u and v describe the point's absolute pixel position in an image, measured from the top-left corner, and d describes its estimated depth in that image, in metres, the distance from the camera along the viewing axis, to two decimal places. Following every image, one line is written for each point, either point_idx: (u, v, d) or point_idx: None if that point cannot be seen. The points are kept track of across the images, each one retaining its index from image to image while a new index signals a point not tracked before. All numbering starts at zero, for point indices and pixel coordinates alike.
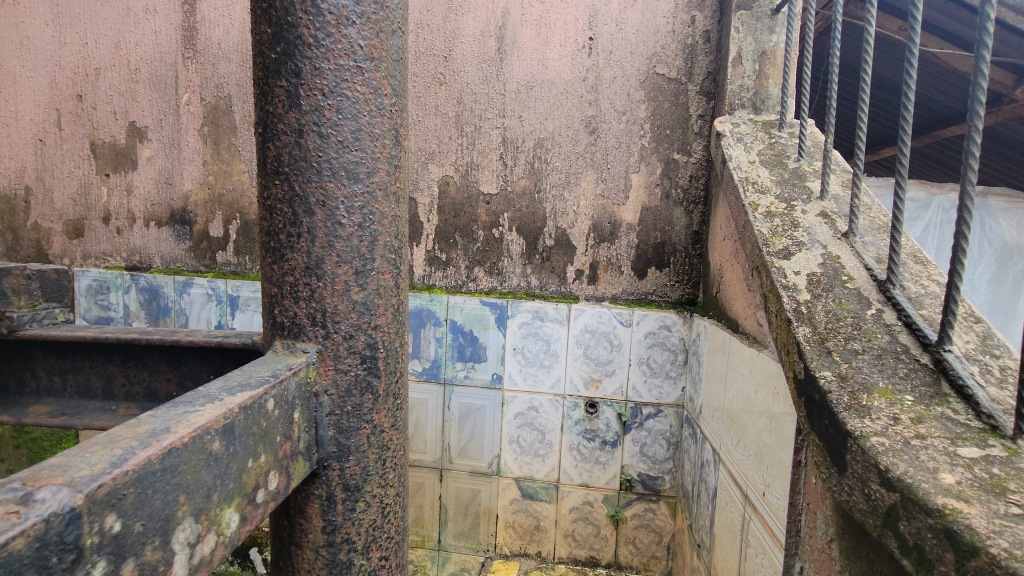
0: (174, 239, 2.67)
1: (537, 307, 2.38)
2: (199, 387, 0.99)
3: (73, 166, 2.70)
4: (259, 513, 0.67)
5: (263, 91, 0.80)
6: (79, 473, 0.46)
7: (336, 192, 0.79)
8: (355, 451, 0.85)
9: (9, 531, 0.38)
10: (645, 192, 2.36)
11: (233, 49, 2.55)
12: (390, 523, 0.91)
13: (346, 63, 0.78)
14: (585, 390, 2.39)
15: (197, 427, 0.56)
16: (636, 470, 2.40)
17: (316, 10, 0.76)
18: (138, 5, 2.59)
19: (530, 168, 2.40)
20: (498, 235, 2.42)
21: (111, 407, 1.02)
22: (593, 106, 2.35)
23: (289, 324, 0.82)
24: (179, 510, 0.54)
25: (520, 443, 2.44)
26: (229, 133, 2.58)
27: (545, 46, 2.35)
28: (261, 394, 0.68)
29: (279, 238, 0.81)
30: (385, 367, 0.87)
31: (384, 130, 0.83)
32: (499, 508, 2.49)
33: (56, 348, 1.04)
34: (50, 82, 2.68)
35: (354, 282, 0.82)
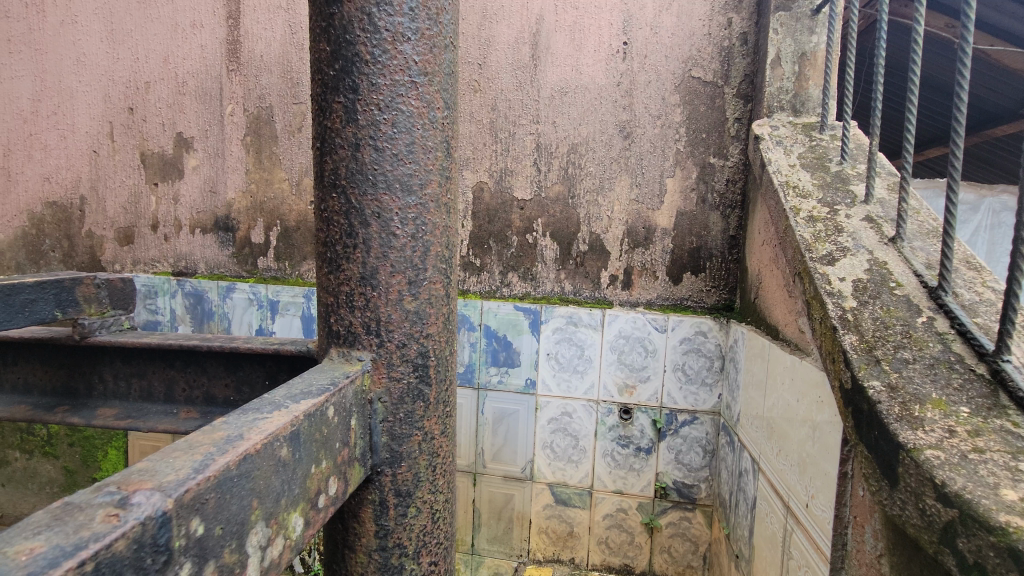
0: (217, 245, 2.76)
1: (571, 312, 2.37)
2: (254, 392, 1.02)
3: (124, 175, 2.82)
4: (321, 517, 0.69)
5: (321, 107, 0.82)
6: (166, 478, 0.48)
7: (390, 204, 0.81)
8: (407, 458, 0.86)
9: (112, 533, 0.40)
10: (680, 197, 2.34)
11: (275, 61, 2.62)
12: (439, 529, 0.93)
13: (402, 78, 0.80)
14: (619, 396, 2.37)
15: (268, 434, 0.58)
16: (671, 477, 2.37)
17: (373, 28, 0.78)
18: (185, 20, 2.70)
19: (563, 173, 2.40)
20: (532, 240, 2.43)
21: (172, 410, 1.07)
22: (628, 111, 2.34)
23: (344, 332, 0.84)
24: (252, 514, 0.56)
25: (553, 448, 2.44)
26: (270, 142, 2.66)
27: (579, 52, 2.35)
28: (323, 401, 0.70)
29: (336, 249, 0.84)
30: (435, 375, 0.89)
31: (436, 142, 0.85)
32: (532, 513, 2.49)
33: (121, 353, 1.09)
34: (104, 96, 2.81)
35: (408, 291, 0.84)
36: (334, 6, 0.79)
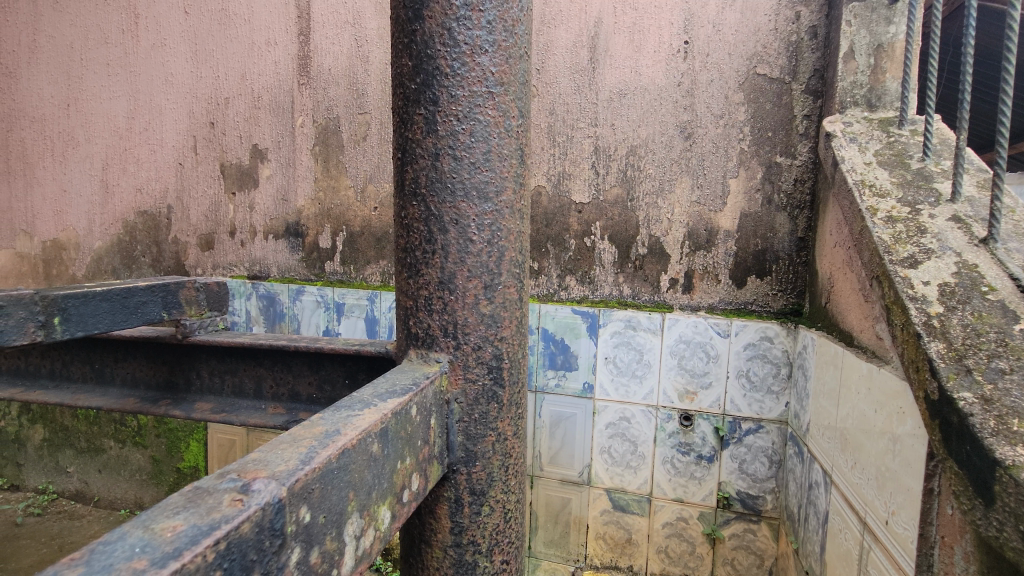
0: (289, 250, 2.91)
1: (629, 316, 2.35)
2: (335, 391, 1.07)
3: (205, 185, 3.02)
4: (406, 511, 0.72)
5: (402, 119, 0.86)
6: (278, 468, 0.52)
7: (468, 211, 0.84)
8: (481, 457, 0.88)
9: (238, 516, 0.44)
10: (745, 198, 2.27)
11: (342, 74, 2.75)
12: (511, 528, 0.95)
13: (479, 89, 0.82)
14: (680, 402, 2.32)
15: (362, 430, 0.62)
16: (734, 487, 2.30)
17: (453, 41, 0.81)
18: (260, 38, 2.86)
19: (622, 176, 2.38)
20: (590, 243, 2.42)
21: (261, 406, 1.14)
22: (689, 111, 2.30)
23: (422, 335, 0.88)
24: (349, 505, 0.59)
25: (611, 454, 2.41)
26: (337, 151, 2.78)
27: (638, 53, 2.33)
28: (407, 401, 0.73)
29: (415, 255, 0.87)
30: (508, 377, 0.91)
31: (511, 150, 0.87)
32: (590, 518, 2.48)
33: (216, 352, 1.18)
34: (189, 112, 3.02)
35: (483, 295, 0.86)
36: (415, 22, 0.83)
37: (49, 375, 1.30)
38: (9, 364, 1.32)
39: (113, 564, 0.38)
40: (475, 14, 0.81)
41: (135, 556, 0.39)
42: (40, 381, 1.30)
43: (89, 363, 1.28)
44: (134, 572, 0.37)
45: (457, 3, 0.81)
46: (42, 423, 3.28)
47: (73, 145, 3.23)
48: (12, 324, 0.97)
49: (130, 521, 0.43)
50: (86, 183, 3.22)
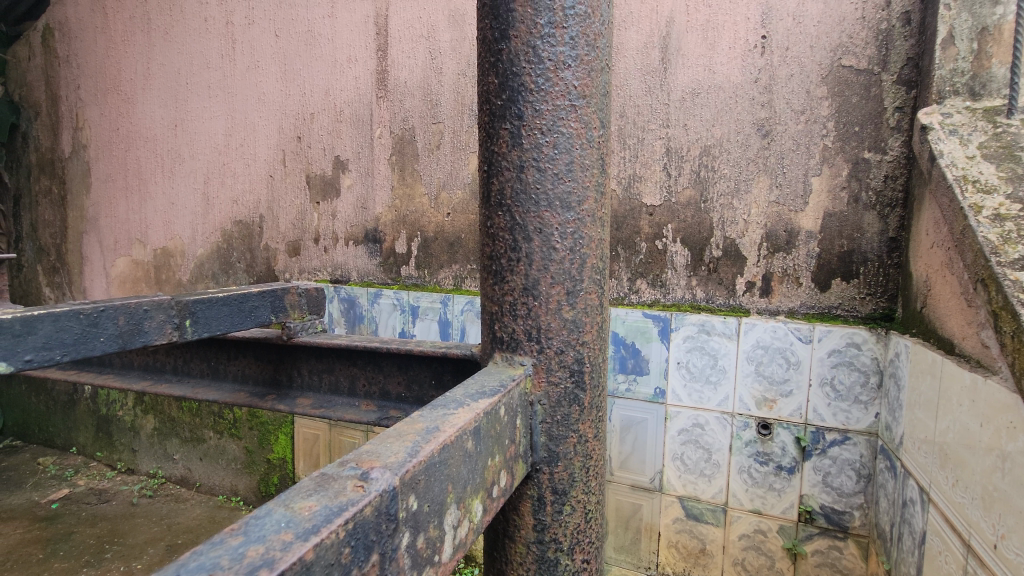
0: (368, 255, 3.07)
1: (703, 320, 2.30)
2: (422, 390, 1.14)
3: (294, 196, 3.24)
4: (495, 506, 0.76)
5: (488, 134, 0.90)
6: (389, 459, 0.57)
7: (551, 220, 0.87)
8: (564, 458, 0.91)
9: (361, 500, 0.50)
10: (829, 197, 2.16)
11: (417, 86, 2.87)
12: (592, 529, 0.97)
13: (562, 103, 0.86)
14: (758, 410, 2.24)
15: (459, 427, 0.66)
16: (818, 502, 2.19)
17: (537, 59, 0.85)
18: (342, 56, 3.04)
19: (696, 177, 2.33)
20: (662, 246, 2.39)
21: (355, 403, 1.23)
22: (766, 108, 2.22)
23: (507, 339, 0.92)
24: (448, 496, 0.64)
25: (684, 461, 2.37)
26: (413, 160, 2.91)
27: (712, 50, 2.28)
28: (496, 401, 0.77)
29: (500, 262, 0.91)
30: (590, 381, 0.93)
31: (593, 160, 0.89)
32: (662, 526, 2.44)
33: (315, 352, 1.28)
34: (279, 127, 3.24)
35: (566, 301, 0.89)
36: (502, 41, 0.87)
37: (172, 370, 1.46)
38: (140, 360, 1.50)
39: (266, 534, 0.44)
40: (559, 31, 0.84)
41: (283, 529, 0.45)
42: (165, 376, 1.46)
43: (205, 360, 1.42)
44: (283, 543, 0.43)
45: (541, 21, 0.84)
46: (154, 414, 3.63)
47: (179, 161, 3.56)
48: (154, 325, 1.15)
49: (273, 499, 0.50)
50: (190, 196, 3.54)
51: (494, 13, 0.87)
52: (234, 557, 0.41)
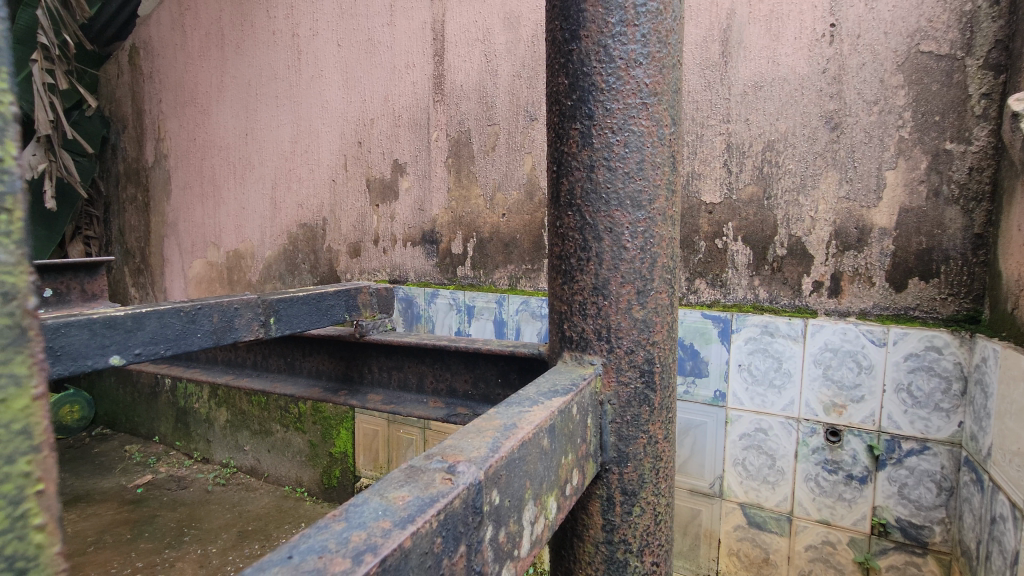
0: (425, 256, 3.14)
1: (766, 321, 2.22)
2: (488, 388, 1.17)
3: (355, 199, 3.35)
4: (568, 504, 0.77)
5: (558, 134, 0.91)
6: (472, 454, 0.59)
7: (622, 219, 0.87)
8: (633, 458, 0.91)
9: (450, 493, 0.51)
10: (905, 191, 2.03)
11: (472, 89, 2.91)
12: (661, 531, 0.96)
13: (634, 101, 0.85)
14: (826, 416, 2.14)
15: (536, 425, 0.67)
16: (893, 514, 2.07)
17: (608, 57, 0.85)
18: (401, 62, 3.12)
19: (758, 173, 2.25)
20: (722, 245, 2.33)
21: (422, 400, 1.27)
22: (836, 99, 2.12)
23: (576, 338, 0.92)
24: (526, 492, 0.65)
25: (746, 466, 2.30)
26: (469, 162, 2.95)
27: (776, 41, 2.20)
28: (569, 400, 0.78)
29: (570, 262, 0.92)
30: (660, 382, 0.92)
31: (663, 158, 0.89)
32: (722, 533, 2.37)
33: (384, 349, 1.33)
34: (341, 133, 3.36)
35: (636, 300, 0.89)
36: (572, 42, 0.87)
37: (252, 366, 1.55)
38: (223, 355, 1.59)
39: (366, 521, 0.46)
40: (631, 29, 0.84)
41: (381, 517, 0.47)
42: (246, 371, 1.55)
43: (282, 356, 1.50)
44: (383, 530, 0.45)
45: (613, 20, 0.84)
46: (226, 407, 3.85)
47: (249, 168, 3.75)
48: (242, 323, 1.22)
49: (367, 488, 0.52)
50: (260, 201, 3.73)
51: (564, 15, 0.88)
52: (339, 541, 0.44)
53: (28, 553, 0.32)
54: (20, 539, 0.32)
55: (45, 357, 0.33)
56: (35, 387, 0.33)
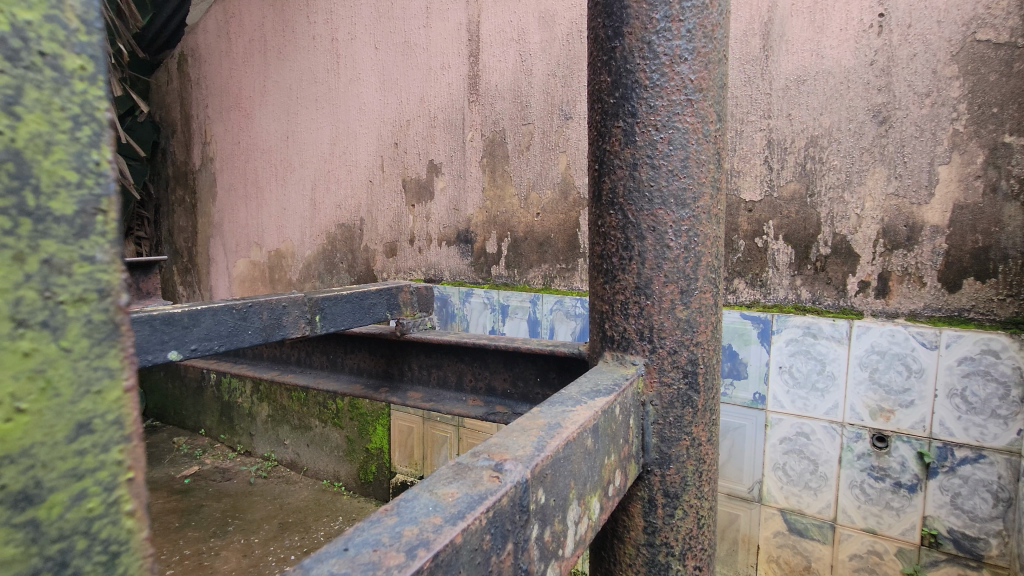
0: (460, 255, 3.16)
1: (809, 322, 2.16)
2: (527, 387, 1.17)
3: (391, 200, 3.40)
4: (611, 504, 0.76)
5: (600, 133, 0.90)
6: (518, 452, 0.59)
7: (665, 218, 0.86)
8: (676, 460, 0.89)
9: (498, 491, 0.52)
10: (960, 187, 1.93)
11: (507, 89, 2.91)
12: (704, 535, 0.94)
13: (678, 98, 0.84)
14: (872, 420, 2.06)
15: (580, 425, 0.67)
16: (945, 525, 1.97)
17: (652, 54, 0.84)
18: (437, 63, 3.15)
19: (801, 170, 2.19)
20: (762, 244, 2.27)
21: (462, 398, 1.28)
22: (884, 92, 2.03)
23: (618, 338, 0.91)
24: (571, 492, 0.65)
25: (786, 471, 2.23)
26: (503, 162, 2.96)
27: (821, 33, 2.13)
28: (612, 400, 0.77)
29: (612, 261, 0.91)
30: (703, 383, 0.91)
31: (709, 155, 0.87)
32: (761, 539, 2.31)
33: (424, 348, 1.35)
34: (378, 135, 3.42)
35: (680, 300, 0.87)
36: (615, 39, 0.86)
37: (296, 362, 1.59)
38: (268, 351, 1.64)
39: (418, 516, 0.47)
40: (675, 25, 0.83)
41: (432, 513, 0.48)
42: (290, 367, 1.60)
43: (324, 353, 1.54)
44: (435, 525, 0.46)
45: (657, 16, 0.83)
46: (268, 402, 3.96)
47: (290, 170, 3.85)
48: (290, 320, 1.26)
49: (417, 484, 0.53)
50: (300, 202, 3.82)
51: (607, 12, 0.87)
52: (393, 535, 0.45)
53: (121, 537, 0.35)
54: (114, 522, 0.35)
55: (133, 351, 0.36)
56: (126, 380, 0.36)
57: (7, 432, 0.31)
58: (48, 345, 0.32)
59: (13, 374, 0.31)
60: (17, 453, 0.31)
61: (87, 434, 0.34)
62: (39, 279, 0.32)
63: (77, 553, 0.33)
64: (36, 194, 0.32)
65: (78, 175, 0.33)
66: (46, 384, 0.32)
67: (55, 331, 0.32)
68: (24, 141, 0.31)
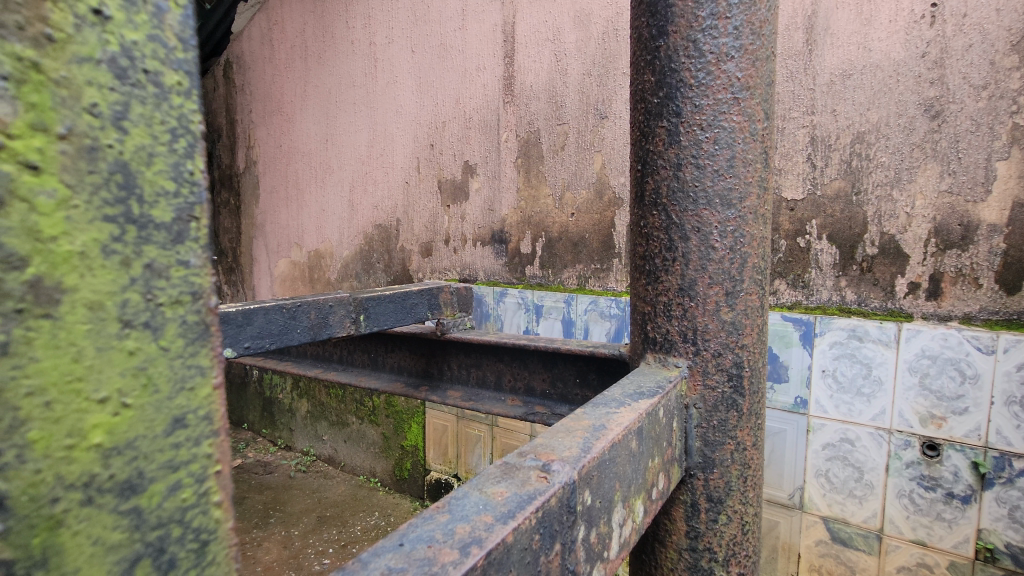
0: (494, 256, 3.17)
1: (854, 324, 2.08)
2: (567, 388, 1.18)
3: (427, 200, 3.44)
4: (655, 507, 0.76)
5: (643, 132, 0.90)
6: (565, 453, 0.60)
7: (710, 218, 0.85)
8: (720, 464, 0.88)
9: (546, 492, 0.52)
10: (1020, 183, 1.83)
11: (543, 89, 2.91)
12: (748, 542, 0.93)
13: (724, 96, 0.83)
14: (923, 428, 1.98)
15: (625, 426, 0.67)
16: (1002, 539, 1.88)
17: (698, 53, 0.83)
18: (472, 65, 3.17)
19: (846, 167, 2.12)
20: (804, 244, 2.20)
21: (501, 398, 1.29)
22: (937, 85, 1.94)
23: (661, 339, 0.91)
24: (616, 495, 0.65)
25: (829, 478, 2.16)
26: (538, 162, 2.96)
27: (868, 26, 2.05)
28: (656, 402, 0.77)
29: (654, 262, 0.90)
30: (749, 386, 0.89)
31: (756, 155, 0.85)
32: (803, 547, 2.25)
33: (464, 347, 1.37)
34: (415, 136, 3.47)
35: (725, 302, 0.86)
36: (660, 38, 0.86)
37: (338, 360, 1.63)
38: (311, 349, 1.68)
39: (469, 515, 0.48)
40: (722, 22, 0.82)
41: (482, 511, 0.49)
42: (333, 364, 1.64)
43: (366, 352, 1.57)
44: (486, 524, 0.47)
45: (703, 14, 0.82)
46: (307, 398, 4.07)
47: (329, 172, 3.94)
48: (336, 319, 1.29)
49: (466, 483, 0.54)
50: (339, 203, 3.91)
51: (651, 11, 0.86)
52: (446, 532, 0.46)
53: (209, 527, 0.42)
54: (204, 512, 0.41)
55: (220, 351, 0.43)
56: (214, 379, 0.42)
57: (116, 425, 0.37)
58: (149, 344, 0.38)
59: (121, 371, 0.37)
60: (124, 445, 0.37)
61: (181, 428, 0.40)
62: (142, 282, 0.37)
63: (173, 539, 0.39)
64: (140, 203, 0.37)
65: (174, 184, 0.39)
66: (147, 380, 0.38)
67: (155, 331, 0.38)
68: (131, 154, 0.37)
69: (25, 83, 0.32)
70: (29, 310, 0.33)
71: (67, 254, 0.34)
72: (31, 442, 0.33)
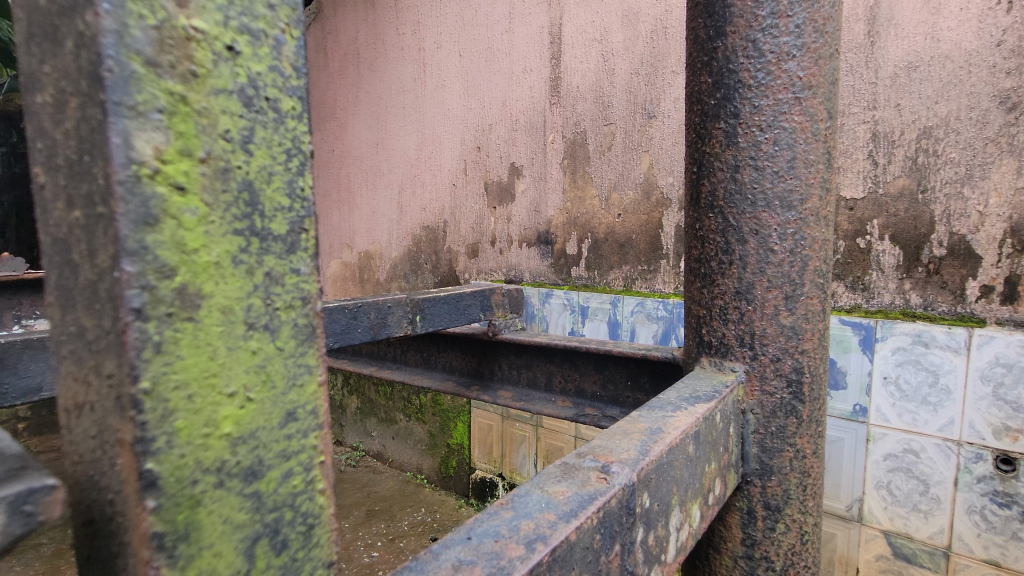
0: (540, 257, 3.18)
1: (920, 330, 1.98)
2: (618, 390, 1.18)
3: (473, 202, 3.49)
4: (711, 512, 0.76)
5: (699, 134, 0.89)
6: (623, 455, 0.60)
7: (769, 221, 0.83)
8: (778, 472, 0.86)
9: (606, 493, 0.53)
10: None
11: (589, 89, 2.90)
12: (808, 552, 0.90)
13: (785, 96, 0.81)
14: (996, 440, 1.86)
15: (682, 430, 0.67)
16: None
17: (757, 52, 0.81)
18: (518, 68, 3.19)
19: (911, 165, 2.02)
20: (865, 245, 2.12)
21: (551, 399, 1.31)
22: (1014, 75, 1.82)
23: (716, 344, 0.90)
24: (673, 498, 0.65)
25: (891, 490, 2.07)
26: (584, 163, 2.96)
27: (936, 15, 1.95)
28: (713, 407, 0.76)
29: (710, 265, 0.89)
30: (809, 393, 0.87)
31: (817, 155, 0.83)
32: (861, 561, 2.16)
33: (514, 348, 1.39)
34: (462, 139, 3.52)
35: (784, 306, 0.84)
36: (717, 39, 0.85)
37: (392, 359, 1.68)
38: (366, 348, 1.74)
39: (532, 512, 0.49)
40: (783, 21, 0.80)
41: (545, 509, 0.50)
42: (386, 363, 1.69)
43: (418, 351, 1.62)
44: (550, 521, 0.48)
45: (763, 13, 0.81)
46: (357, 395, 4.19)
47: (379, 175, 4.05)
48: (394, 320, 1.33)
49: (528, 481, 0.56)
50: (388, 205, 4.01)
51: (709, 11, 0.86)
52: (511, 528, 0.47)
53: (315, 511, 0.48)
54: (310, 498, 0.47)
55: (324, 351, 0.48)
56: (319, 376, 0.48)
57: (244, 416, 0.42)
58: (269, 344, 0.44)
59: (246, 368, 0.42)
60: (247, 434, 0.42)
61: (293, 420, 0.46)
62: (263, 288, 0.43)
63: (286, 521, 0.45)
64: (262, 218, 0.43)
65: (290, 201, 0.45)
66: (266, 377, 0.44)
67: (273, 333, 0.44)
68: (255, 173, 0.42)
69: (174, 114, 0.37)
70: (177, 313, 0.38)
71: (205, 264, 0.39)
72: (177, 429, 0.38)
